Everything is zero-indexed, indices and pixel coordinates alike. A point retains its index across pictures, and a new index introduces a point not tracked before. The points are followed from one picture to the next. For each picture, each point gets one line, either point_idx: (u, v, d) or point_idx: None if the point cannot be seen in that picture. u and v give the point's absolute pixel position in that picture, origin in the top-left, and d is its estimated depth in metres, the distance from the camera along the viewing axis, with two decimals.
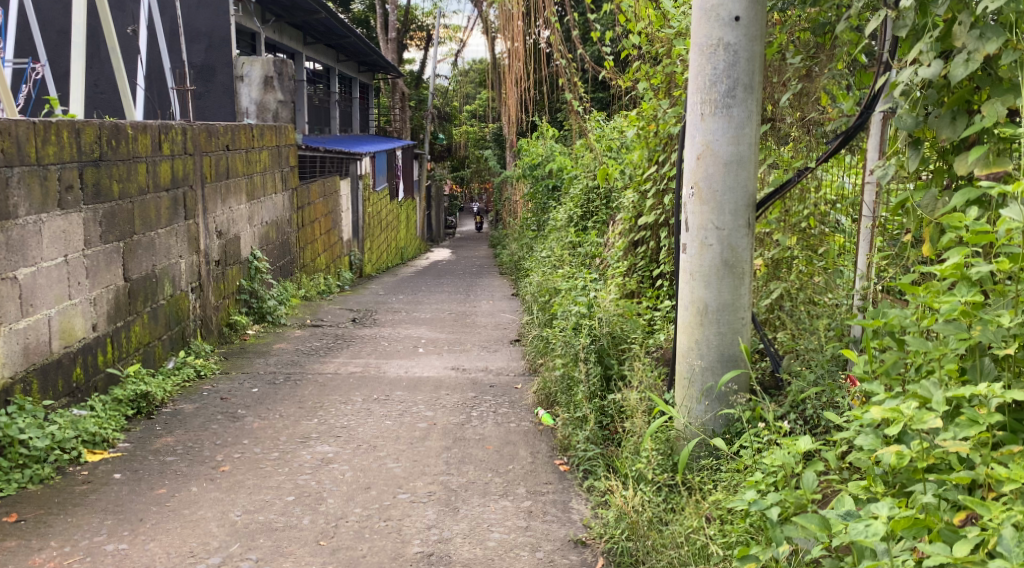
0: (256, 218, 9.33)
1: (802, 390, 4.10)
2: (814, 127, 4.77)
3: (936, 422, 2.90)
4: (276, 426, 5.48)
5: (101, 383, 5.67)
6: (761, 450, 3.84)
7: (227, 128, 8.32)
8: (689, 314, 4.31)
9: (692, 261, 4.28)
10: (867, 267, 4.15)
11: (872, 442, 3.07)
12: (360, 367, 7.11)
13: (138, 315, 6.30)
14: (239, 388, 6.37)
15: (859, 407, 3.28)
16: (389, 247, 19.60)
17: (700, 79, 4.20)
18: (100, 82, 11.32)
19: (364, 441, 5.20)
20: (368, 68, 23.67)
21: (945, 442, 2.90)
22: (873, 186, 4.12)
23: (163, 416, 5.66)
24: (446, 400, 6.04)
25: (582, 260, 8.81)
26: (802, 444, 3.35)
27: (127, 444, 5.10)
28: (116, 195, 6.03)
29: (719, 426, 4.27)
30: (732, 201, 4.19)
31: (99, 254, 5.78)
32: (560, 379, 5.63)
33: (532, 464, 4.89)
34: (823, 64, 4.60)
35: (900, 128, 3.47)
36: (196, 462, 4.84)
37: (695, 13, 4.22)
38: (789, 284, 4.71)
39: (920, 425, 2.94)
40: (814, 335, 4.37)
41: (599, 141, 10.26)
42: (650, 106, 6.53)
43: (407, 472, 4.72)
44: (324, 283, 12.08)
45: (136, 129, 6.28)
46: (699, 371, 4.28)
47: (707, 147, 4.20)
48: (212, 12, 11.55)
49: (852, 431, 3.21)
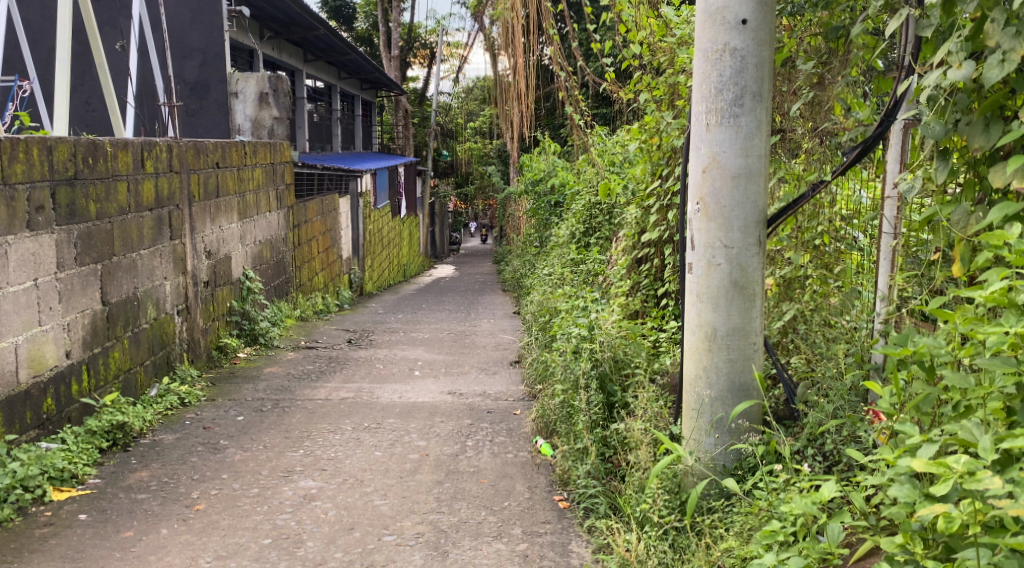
0: (249, 238, 9.05)
1: (820, 422, 3.80)
2: (827, 138, 4.45)
3: (993, 480, 2.58)
4: (259, 459, 5.17)
5: (76, 413, 5.37)
6: (777, 492, 3.54)
7: (216, 144, 8.03)
8: (696, 338, 4.00)
9: (698, 282, 3.98)
10: (888, 288, 3.82)
11: (910, 494, 2.77)
12: (352, 393, 6.78)
13: (119, 341, 6.00)
14: (224, 417, 6.06)
15: (891, 449, 2.97)
16: (391, 265, 19.32)
17: (705, 86, 3.91)
18: (92, 100, 11.07)
19: (351, 475, 4.89)
20: (372, 85, 23.46)
21: (1002, 502, 2.58)
22: (894, 201, 3.81)
23: (140, 449, 5.36)
24: (441, 428, 5.73)
25: (584, 277, 8.49)
26: (825, 491, 3.08)
27: (98, 480, 4.80)
28: (93, 215, 5.73)
29: (730, 462, 3.97)
30: (741, 216, 3.89)
31: (74, 278, 5.48)
32: (560, 406, 5.29)
33: (529, 501, 4.58)
34: (837, 70, 4.28)
35: (928, 136, 3.19)
36: (170, 500, 4.53)
37: (698, 17, 3.93)
38: (803, 305, 4.44)
39: (974, 484, 2.61)
40: (832, 361, 4.07)
41: (601, 156, 9.99)
42: (652, 119, 6.25)
43: (395, 510, 4.41)
44: (322, 302, 11.83)
45: (115, 146, 6.00)
46: (709, 401, 3.97)
47: (713, 159, 3.90)
48: (205, 28, 11.29)
49: (885, 480, 2.90)
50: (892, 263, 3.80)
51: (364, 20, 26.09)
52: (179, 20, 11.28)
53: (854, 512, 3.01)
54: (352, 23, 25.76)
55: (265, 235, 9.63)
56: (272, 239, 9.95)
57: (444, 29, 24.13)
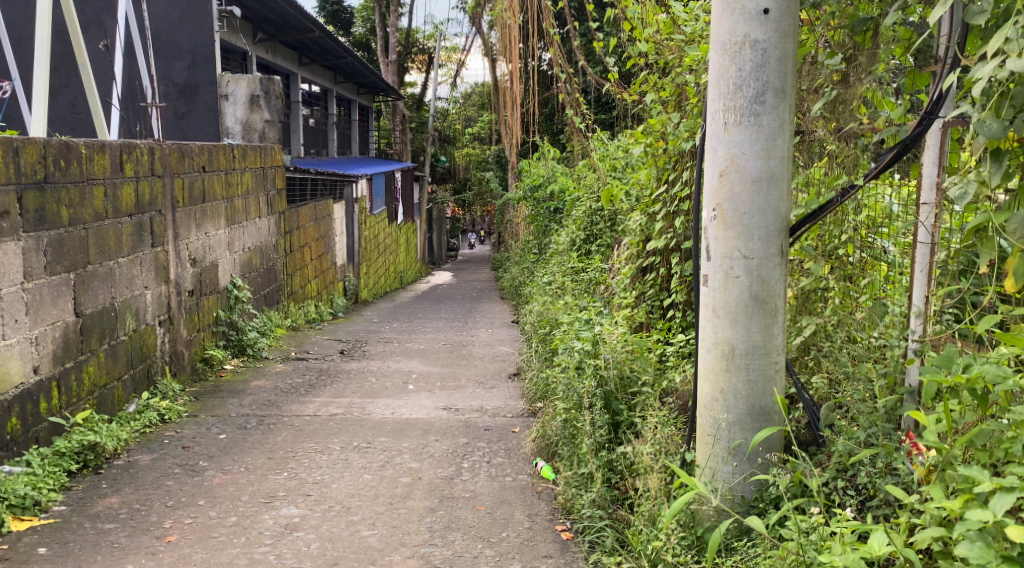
0: (238, 244, 8.69)
1: (851, 451, 3.51)
2: (854, 140, 4.02)
3: None
4: (239, 483, 4.82)
5: (44, 433, 5.00)
6: (807, 532, 3.23)
7: (203, 148, 7.69)
8: (712, 357, 3.66)
9: (714, 296, 3.64)
10: (923, 303, 3.51)
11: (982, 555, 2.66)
12: (342, 408, 6.42)
13: (93, 355, 5.63)
14: (205, 435, 5.70)
15: (961, 502, 2.83)
16: (387, 272, 18.92)
17: (723, 82, 3.57)
18: (77, 102, 10.75)
19: (337, 501, 4.56)
20: (369, 90, 23.08)
21: None
22: (930, 207, 3.50)
23: (112, 472, 5.01)
24: (435, 448, 5.38)
25: (585, 287, 8.15)
26: (877, 543, 2.87)
27: (63, 508, 4.46)
28: (66, 221, 5.37)
29: (749, 492, 3.65)
30: (762, 224, 3.55)
31: (43, 288, 5.12)
32: (561, 427, 4.96)
33: (529, 531, 4.25)
34: (863, 66, 3.96)
35: (982, 134, 3.00)
36: (139, 530, 4.22)
37: (715, 6, 3.59)
38: (823, 320, 4.09)
39: None
40: (861, 383, 3.76)
41: (602, 161, 9.61)
42: (659, 120, 5.92)
43: (383, 543, 4.12)
44: (314, 311, 11.48)
45: (91, 148, 5.65)
46: (726, 426, 3.64)
47: (731, 161, 3.56)
48: (195, 29, 10.93)
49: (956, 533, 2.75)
50: (928, 276, 3.49)
51: (362, 25, 25.86)
52: (167, 20, 10.92)
53: (913, 558, 2.83)
54: (349, 29, 25.42)
55: (254, 242, 9.27)
56: (262, 246, 9.57)
57: (442, 34, 23.78)
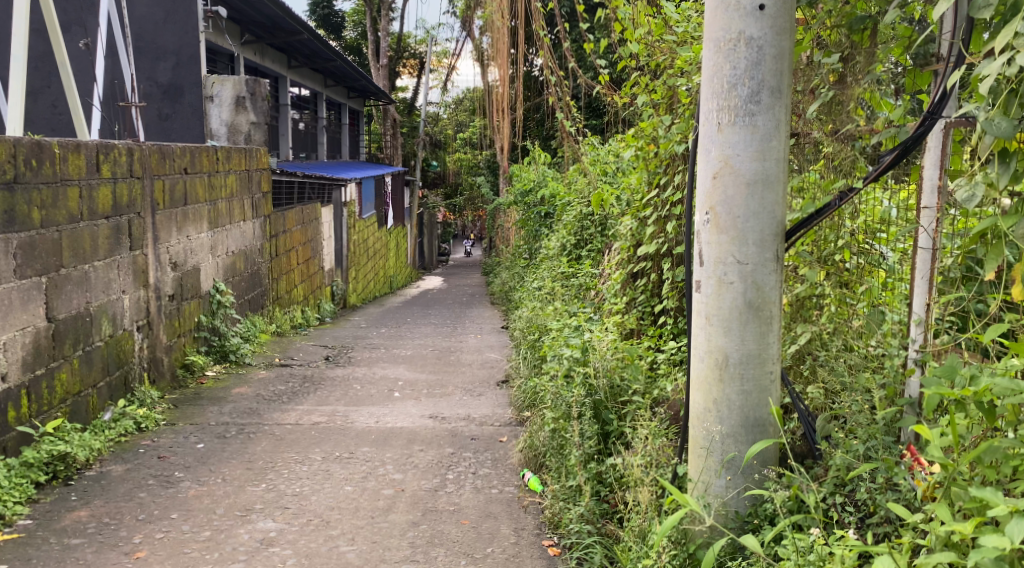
0: (221, 248, 8.51)
1: (849, 466, 3.38)
2: (851, 142, 3.90)
3: None
4: (215, 495, 4.65)
5: (13, 442, 4.83)
6: (805, 552, 3.10)
7: (185, 149, 7.52)
8: (704, 367, 3.51)
9: (707, 302, 3.49)
10: (925, 311, 3.36)
11: None
12: (325, 417, 6.24)
13: (66, 361, 5.45)
14: (182, 444, 5.53)
15: (970, 522, 2.67)
16: (376, 276, 18.75)
17: (716, 81, 3.42)
18: (59, 102, 10.56)
19: (316, 514, 4.39)
20: (360, 94, 22.93)
21: None
22: (931, 211, 3.35)
23: (83, 483, 4.85)
24: (419, 459, 5.21)
25: (576, 292, 8.00)
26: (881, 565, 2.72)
27: (29, 521, 4.30)
28: (37, 223, 5.20)
29: (743, 507, 3.50)
30: (757, 229, 3.41)
31: (12, 292, 4.95)
32: (550, 438, 4.80)
33: (515, 547, 4.10)
34: (860, 66, 3.82)
35: (990, 133, 2.87)
36: (107, 546, 4.06)
37: (709, 2, 3.44)
38: (819, 329, 3.94)
39: None
40: (858, 394, 3.62)
41: (593, 165, 9.45)
42: (650, 123, 5.77)
43: (362, 559, 3.96)
44: (300, 316, 11.30)
45: (64, 148, 5.48)
46: (719, 438, 3.49)
47: (725, 163, 3.41)
48: (179, 29, 10.75)
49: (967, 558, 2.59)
50: (929, 282, 3.35)
51: (353, 29, 25.75)
52: (152, 20, 10.75)
53: None
54: (340, 32, 25.30)
55: (238, 245, 9.09)
56: (246, 250, 9.40)
57: (433, 39, 23.66)
